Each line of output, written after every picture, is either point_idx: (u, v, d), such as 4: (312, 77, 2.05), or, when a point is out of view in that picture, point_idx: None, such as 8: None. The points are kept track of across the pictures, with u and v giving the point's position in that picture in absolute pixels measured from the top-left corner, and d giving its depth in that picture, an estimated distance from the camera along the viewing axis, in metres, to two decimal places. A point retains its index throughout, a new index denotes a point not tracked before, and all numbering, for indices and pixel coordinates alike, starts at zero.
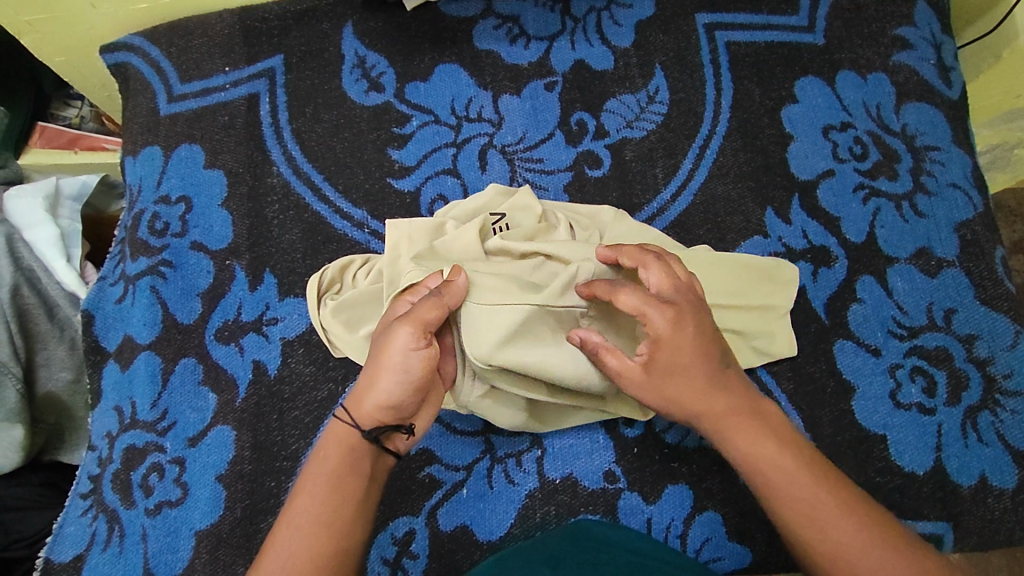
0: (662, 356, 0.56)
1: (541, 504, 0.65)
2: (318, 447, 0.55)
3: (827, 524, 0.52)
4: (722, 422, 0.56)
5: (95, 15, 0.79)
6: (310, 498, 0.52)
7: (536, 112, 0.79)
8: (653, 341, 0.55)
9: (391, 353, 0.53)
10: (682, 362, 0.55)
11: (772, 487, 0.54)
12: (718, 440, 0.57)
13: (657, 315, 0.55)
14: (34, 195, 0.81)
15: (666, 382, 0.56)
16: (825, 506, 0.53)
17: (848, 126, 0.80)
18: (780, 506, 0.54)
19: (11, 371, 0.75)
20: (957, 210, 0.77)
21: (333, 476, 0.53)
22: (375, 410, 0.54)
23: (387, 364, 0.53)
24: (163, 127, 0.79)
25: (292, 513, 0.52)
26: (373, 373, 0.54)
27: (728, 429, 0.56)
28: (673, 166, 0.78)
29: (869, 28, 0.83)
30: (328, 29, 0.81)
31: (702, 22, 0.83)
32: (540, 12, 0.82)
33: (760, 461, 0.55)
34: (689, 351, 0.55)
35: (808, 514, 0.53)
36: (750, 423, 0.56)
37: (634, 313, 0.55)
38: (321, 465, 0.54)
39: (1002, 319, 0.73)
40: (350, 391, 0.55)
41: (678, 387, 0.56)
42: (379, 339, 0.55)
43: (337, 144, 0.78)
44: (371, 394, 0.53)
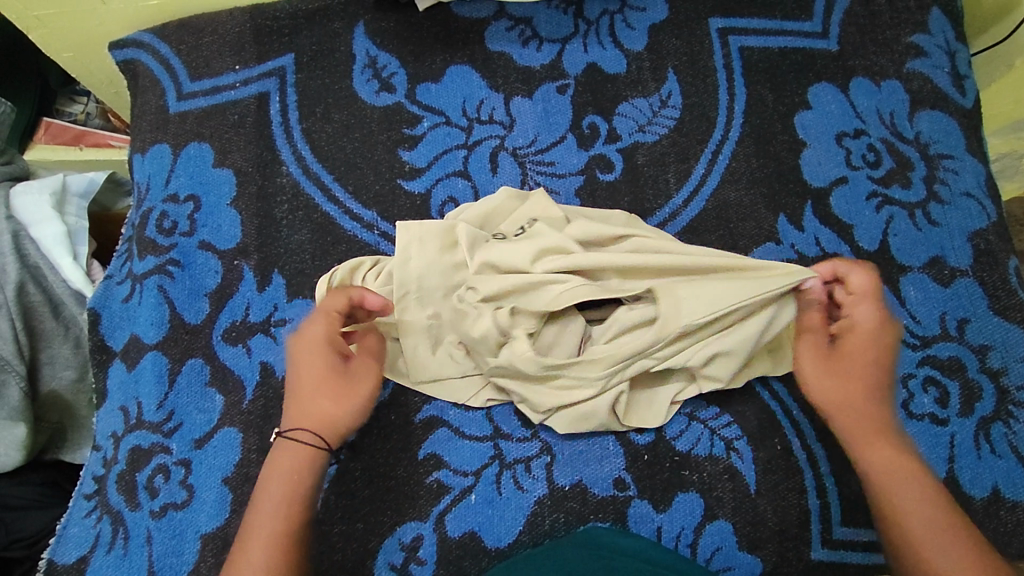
0: (849, 341, 0.64)
1: (550, 511, 0.64)
2: (268, 466, 0.60)
3: (942, 547, 0.54)
4: (861, 432, 0.61)
5: (105, 11, 0.78)
6: (266, 512, 0.57)
7: (548, 115, 0.79)
8: (857, 320, 0.64)
9: (353, 369, 0.63)
10: (874, 350, 0.63)
11: (898, 502, 0.57)
12: (855, 450, 0.61)
13: (867, 309, 0.64)
14: (41, 191, 0.80)
15: (847, 362, 0.63)
16: (946, 534, 0.55)
17: (862, 133, 0.79)
18: (905, 525, 0.56)
19: (14, 369, 0.74)
20: (971, 219, 0.76)
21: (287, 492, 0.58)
22: (336, 423, 0.61)
23: (358, 378, 0.63)
24: (172, 125, 0.79)
25: (254, 527, 0.56)
26: (335, 391, 0.62)
27: (866, 440, 0.61)
28: (685, 171, 0.77)
29: (884, 34, 0.83)
30: (339, 29, 0.81)
31: (715, 27, 0.82)
32: (552, 15, 0.82)
33: (891, 475, 0.59)
34: (874, 347, 0.64)
35: (923, 533, 0.55)
36: (888, 442, 0.60)
37: (859, 293, 0.64)
38: (271, 486, 0.58)
39: (1015, 329, 0.72)
40: (311, 419, 0.61)
41: (858, 373, 0.63)
42: (337, 368, 0.62)
43: (347, 144, 0.77)
44: (341, 409, 0.62)
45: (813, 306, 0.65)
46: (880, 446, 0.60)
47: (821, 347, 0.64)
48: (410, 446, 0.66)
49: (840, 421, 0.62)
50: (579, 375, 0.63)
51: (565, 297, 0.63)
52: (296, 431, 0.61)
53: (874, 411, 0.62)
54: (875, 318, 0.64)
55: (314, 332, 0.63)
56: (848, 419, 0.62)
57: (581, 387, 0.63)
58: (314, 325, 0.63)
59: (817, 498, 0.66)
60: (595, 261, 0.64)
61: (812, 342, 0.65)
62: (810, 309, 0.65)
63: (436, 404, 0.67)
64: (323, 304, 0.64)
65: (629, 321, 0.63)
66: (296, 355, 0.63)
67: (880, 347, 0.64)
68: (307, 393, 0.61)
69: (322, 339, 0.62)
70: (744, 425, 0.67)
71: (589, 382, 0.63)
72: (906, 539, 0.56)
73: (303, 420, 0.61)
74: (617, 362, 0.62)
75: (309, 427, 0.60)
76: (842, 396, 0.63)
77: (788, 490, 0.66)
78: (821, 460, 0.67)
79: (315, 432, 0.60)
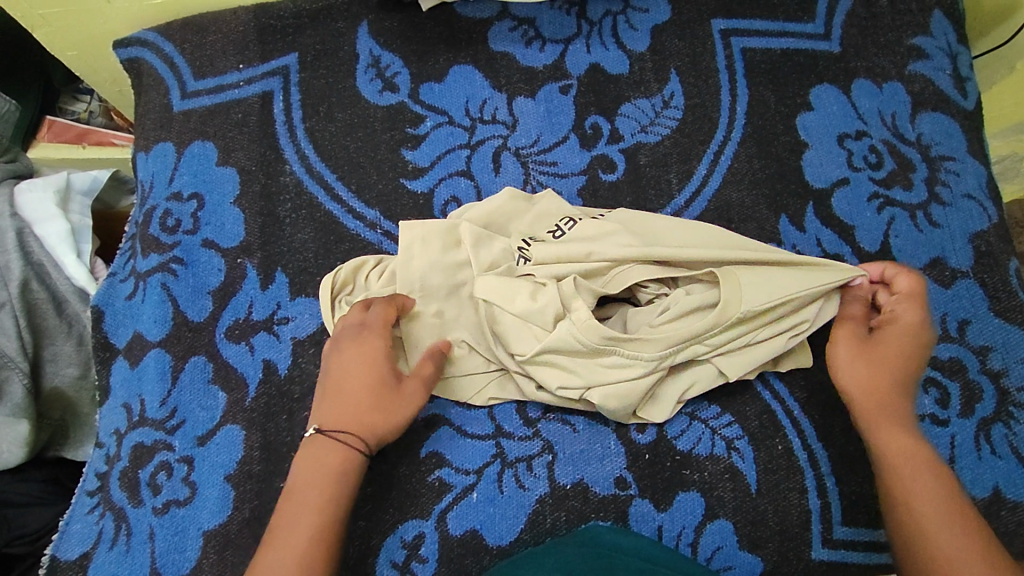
0: (888, 332, 0.65)
1: (552, 509, 0.64)
2: (302, 458, 0.60)
3: (941, 534, 0.56)
4: (880, 416, 0.62)
5: (110, 10, 0.79)
6: (306, 505, 0.57)
7: (551, 115, 0.79)
8: (900, 316, 0.65)
9: (400, 386, 0.63)
10: (912, 346, 0.65)
11: (903, 487, 0.59)
12: (869, 433, 0.63)
13: (914, 309, 0.66)
14: (45, 189, 0.81)
15: (887, 350, 0.64)
16: (946, 522, 0.56)
17: (863, 134, 0.79)
18: (906, 510, 0.58)
19: (17, 366, 0.75)
20: (972, 220, 0.77)
21: (326, 489, 0.58)
22: (378, 433, 0.61)
23: (404, 396, 0.62)
24: (176, 124, 0.79)
25: (290, 516, 0.57)
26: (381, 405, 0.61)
27: (882, 424, 0.62)
28: (687, 172, 0.77)
29: (886, 36, 0.83)
30: (342, 28, 0.81)
31: (718, 28, 0.82)
32: (555, 16, 0.82)
33: (898, 460, 0.60)
34: (912, 344, 0.65)
35: (923, 520, 0.57)
36: (901, 428, 0.62)
37: (907, 294, 0.66)
38: (308, 477, 0.59)
39: (1016, 331, 0.72)
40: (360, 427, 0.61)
41: (891, 361, 0.64)
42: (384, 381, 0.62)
43: (350, 143, 0.78)
44: (386, 422, 0.61)
45: (856, 300, 0.67)
46: (896, 431, 0.62)
47: (859, 334, 0.66)
48: (412, 444, 0.66)
49: (862, 405, 0.63)
50: (634, 353, 0.63)
51: (622, 281, 0.66)
52: (336, 433, 0.60)
53: (894, 399, 0.63)
54: (919, 319, 0.65)
55: (365, 343, 0.63)
56: (868, 402, 0.63)
57: (632, 366, 0.63)
58: (369, 338, 0.63)
59: (818, 497, 0.66)
60: (665, 248, 0.65)
61: (851, 328, 0.66)
62: (854, 300, 0.68)
63: (439, 402, 0.68)
64: (377, 318, 0.64)
65: (689, 304, 0.64)
66: (345, 363, 0.63)
67: (920, 343, 0.65)
68: (352, 401, 0.61)
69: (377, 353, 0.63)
70: (745, 425, 0.68)
71: (641, 361, 0.63)
72: (907, 523, 0.57)
73: (346, 425, 0.60)
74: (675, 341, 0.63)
75: (350, 433, 0.60)
76: (873, 382, 0.63)
77: (789, 490, 0.66)
78: (822, 460, 0.67)
79: (356, 438, 0.60)
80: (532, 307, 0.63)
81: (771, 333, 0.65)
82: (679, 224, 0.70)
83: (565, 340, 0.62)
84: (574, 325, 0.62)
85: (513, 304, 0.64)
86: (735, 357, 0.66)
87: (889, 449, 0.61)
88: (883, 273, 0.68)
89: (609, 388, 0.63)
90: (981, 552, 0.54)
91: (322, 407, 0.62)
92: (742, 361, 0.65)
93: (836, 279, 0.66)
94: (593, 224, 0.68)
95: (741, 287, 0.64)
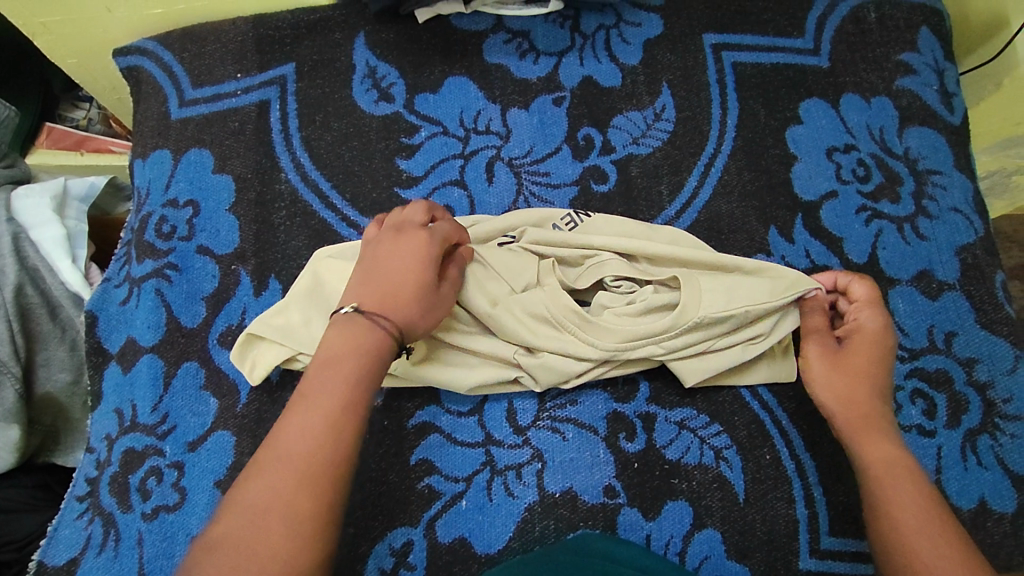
0: (854, 342, 0.66)
1: (541, 517, 0.65)
2: (338, 341, 0.56)
3: (919, 546, 0.55)
4: (861, 425, 0.63)
5: (110, 19, 0.80)
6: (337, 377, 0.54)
7: (544, 127, 0.80)
8: (859, 326, 0.66)
9: (440, 289, 0.61)
10: (875, 354, 0.65)
11: (885, 496, 0.59)
12: (850, 444, 0.63)
13: (874, 315, 0.66)
14: (41, 195, 0.81)
15: (852, 357, 0.65)
16: (928, 534, 0.56)
17: (852, 148, 0.81)
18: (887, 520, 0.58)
19: (10, 371, 0.75)
20: (959, 234, 0.78)
21: (354, 372, 0.54)
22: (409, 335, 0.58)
23: (439, 301, 0.60)
24: (173, 131, 0.80)
25: (324, 387, 0.53)
26: (423, 306, 0.59)
27: (864, 434, 0.63)
28: (678, 183, 0.78)
29: (874, 52, 0.85)
30: (340, 39, 0.82)
31: (709, 43, 0.84)
32: (549, 29, 0.83)
33: (880, 469, 0.61)
34: (876, 351, 0.65)
35: (903, 529, 0.57)
36: (883, 437, 0.63)
37: (868, 300, 0.67)
38: (345, 354, 0.55)
39: (1002, 343, 0.73)
40: (388, 312, 0.57)
41: (862, 371, 0.65)
42: (423, 278, 0.59)
43: (345, 152, 0.79)
44: (420, 321, 0.58)
45: (816, 312, 0.67)
46: (876, 440, 0.62)
47: (828, 347, 0.66)
48: (402, 451, 0.67)
49: (842, 416, 0.64)
50: (591, 337, 0.66)
51: (595, 273, 0.69)
52: (378, 316, 0.56)
53: (869, 405, 0.64)
54: (881, 323, 0.66)
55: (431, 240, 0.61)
56: (846, 412, 0.64)
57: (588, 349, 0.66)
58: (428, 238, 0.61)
59: (805, 507, 0.67)
60: (635, 246, 0.69)
61: (818, 343, 0.67)
62: (815, 312, 0.68)
63: (429, 409, 0.68)
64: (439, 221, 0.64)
65: (654, 300, 0.67)
66: (394, 256, 0.59)
67: (881, 341, 0.66)
68: (398, 290, 0.58)
69: (421, 254, 0.60)
70: (733, 435, 0.68)
71: (596, 347, 0.66)
72: (887, 533, 0.57)
73: (385, 310, 0.57)
74: (632, 335, 0.66)
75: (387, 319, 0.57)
76: (851, 392, 0.64)
77: (777, 500, 0.66)
78: (809, 470, 0.68)
79: (391, 325, 0.57)
80: (507, 274, 0.68)
81: (726, 343, 0.67)
82: (659, 229, 0.73)
83: (532, 302, 0.66)
84: (544, 294, 0.67)
85: (492, 267, 0.68)
86: (690, 363, 0.67)
87: (872, 458, 0.61)
88: (837, 282, 0.68)
89: (564, 350, 0.66)
90: (965, 559, 0.54)
91: (365, 296, 0.58)
92: (702, 367, 0.67)
93: (796, 290, 0.67)
94: (591, 227, 0.73)
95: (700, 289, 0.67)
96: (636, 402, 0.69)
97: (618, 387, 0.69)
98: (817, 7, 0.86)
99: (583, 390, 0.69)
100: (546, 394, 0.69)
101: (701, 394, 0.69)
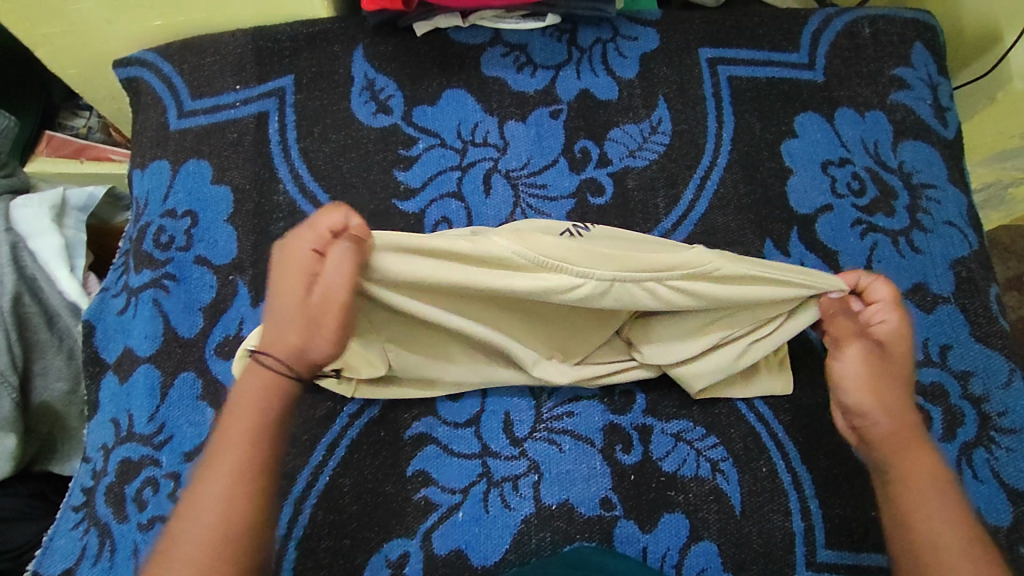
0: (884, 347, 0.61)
1: (537, 529, 0.65)
2: (241, 382, 0.55)
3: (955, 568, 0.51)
4: (904, 437, 0.58)
5: (110, 31, 0.80)
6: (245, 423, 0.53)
7: (542, 139, 0.81)
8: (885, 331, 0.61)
9: (315, 299, 0.55)
10: (903, 359, 0.61)
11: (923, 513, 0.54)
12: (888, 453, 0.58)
13: (893, 316, 0.62)
14: (41, 205, 0.82)
15: (888, 365, 0.61)
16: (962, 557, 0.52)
17: (847, 161, 0.81)
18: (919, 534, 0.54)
19: (7, 380, 0.75)
20: (953, 247, 0.78)
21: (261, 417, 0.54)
22: (303, 359, 0.55)
23: (325, 311, 0.55)
24: (172, 141, 0.80)
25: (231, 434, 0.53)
26: (301, 326, 0.55)
27: (906, 448, 0.58)
28: (674, 196, 0.79)
29: (868, 67, 0.86)
30: (338, 52, 0.83)
31: (705, 56, 0.85)
32: (546, 42, 0.84)
33: (921, 486, 0.56)
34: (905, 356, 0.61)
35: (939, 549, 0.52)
36: (924, 453, 0.58)
37: (885, 301, 0.63)
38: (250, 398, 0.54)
39: (997, 356, 0.74)
40: (269, 345, 0.55)
41: (896, 379, 0.60)
42: (293, 296, 0.55)
43: (344, 164, 0.79)
44: (308, 343, 0.55)
45: (845, 314, 0.64)
46: (918, 455, 0.57)
47: (869, 352, 0.61)
48: (398, 462, 0.67)
49: (884, 425, 0.59)
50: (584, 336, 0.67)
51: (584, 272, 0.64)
52: (264, 352, 0.55)
53: (908, 416, 0.59)
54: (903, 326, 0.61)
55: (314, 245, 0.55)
56: (890, 423, 0.58)
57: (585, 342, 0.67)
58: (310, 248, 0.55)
59: (802, 520, 0.66)
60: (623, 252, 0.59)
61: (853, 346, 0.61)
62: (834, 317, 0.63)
63: (425, 420, 0.68)
64: (321, 216, 0.56)
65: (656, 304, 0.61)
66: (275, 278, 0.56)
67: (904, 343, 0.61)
68: (282, 318, 0.55)
69: (292, 268, 0.55)
70: (729, 447, 0.68)
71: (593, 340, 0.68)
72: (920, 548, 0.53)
73: (270, 344, 0.55)
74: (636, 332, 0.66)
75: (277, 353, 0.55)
76: (889, 401, 0.59)
77: (773, 512, 0.66)
78: (805, 483, 0.68)
79: (281, 359, 0.55)
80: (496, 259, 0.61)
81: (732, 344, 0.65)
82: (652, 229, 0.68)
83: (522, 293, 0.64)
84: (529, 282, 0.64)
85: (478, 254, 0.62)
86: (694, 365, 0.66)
87: (914, 471, 0.56)
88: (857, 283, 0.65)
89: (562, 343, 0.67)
90: None
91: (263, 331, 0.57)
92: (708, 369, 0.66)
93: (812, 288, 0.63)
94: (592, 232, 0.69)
95: (716, 294, 0.61)
96: (632, 413, 0.69)
97: (614, 399, 0.69)
98: (811, 22, 0.87)
99: (579, 401, 0.69)
100: (543, 405, 0.69)
101: (696, 405, 0.69)
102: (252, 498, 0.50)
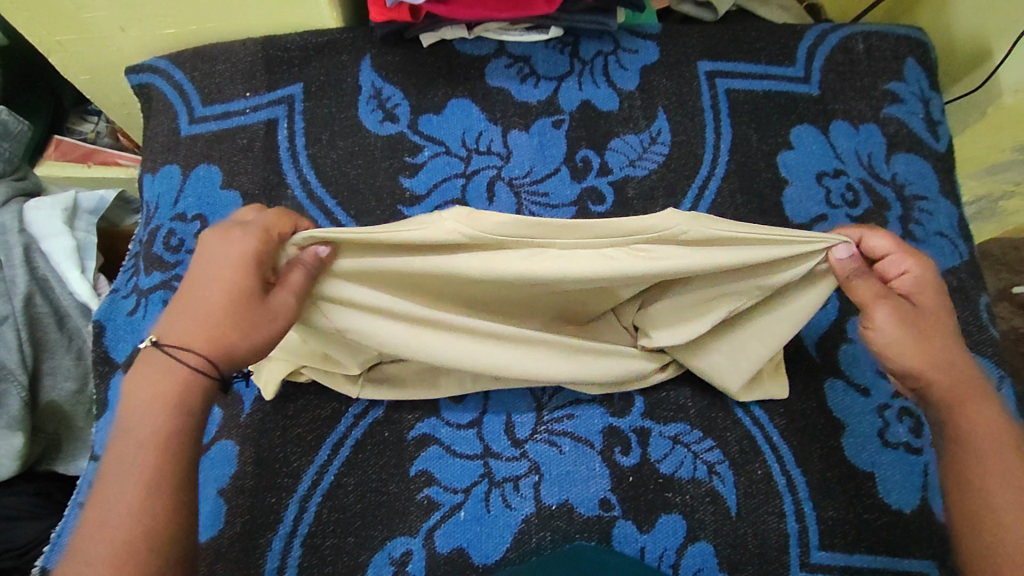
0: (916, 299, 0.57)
1: (538, 529, 0.66)
2: (136, 373, 0.51)
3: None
4: (964, 390, 0.57)
5: (123, 39, 0.82)
6: (142, 419, 0.49)
7: (544, 148, 0.83)
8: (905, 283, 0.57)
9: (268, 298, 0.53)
10: (939, 307, 0.57)
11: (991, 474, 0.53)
12: (949, 412, 0.57)
13: (910, 262, 0.57)
14: (53, 207, 0.83)
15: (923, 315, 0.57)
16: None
17: (841, 173, 0.83)
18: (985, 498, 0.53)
19: (16, 379, 0.76)
20: (944, 257, 0.80)
21: (165, 411, 0.49)
22: (226, 353, 0.51)
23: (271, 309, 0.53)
24: (183, 147, 0.82)
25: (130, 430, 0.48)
26: (240, 320, 0.51)
27: (966, 403, 0.56)
28: (673, 205, 0.81)
29: (862, 82, 0.88)
30: (346, 61, 0.85)
31: (704, 69, 0.87)
32: (549, 54, 0.87)
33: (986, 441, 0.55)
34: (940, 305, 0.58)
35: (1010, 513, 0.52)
36: (983, 404, 0.56)
37: (892, 249, 0.57)
38: (148, 389, 0.49)
39: (987, 363, 0.76)
40: (188, 338, 0.50)
41: (939, 328, 0.57)
42: (224, 288, 0.51)
43: (351, 170, 0.81)
44: (241, 340, 0.51)
45: (862, 275, 0.56)
46: (980, 407, 0.56)
47: (902, 309, 0.56)
48: (402, 462, 0.68)
49: (943, 383, 0.57)
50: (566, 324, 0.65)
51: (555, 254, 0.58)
52: (174, 345, 0.50)
53: (964, 365, 0.57)
54: (925, 269, 0.57)
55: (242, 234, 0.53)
56: (948, 381, 0.56)
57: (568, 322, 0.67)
58: (242, 237, 0.53)
59: (796, 522, 0.68)
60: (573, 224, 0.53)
61: (890, 309, 0.56)
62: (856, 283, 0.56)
63: (428, 422, 0.69)
64: (263, 219, 0.55)
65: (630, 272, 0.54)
66: (201, 270, 0.52)
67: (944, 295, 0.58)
68: (206, 310, 0.51)
69: (229, 261, 0.52)
70: (726, 450, 0.70)
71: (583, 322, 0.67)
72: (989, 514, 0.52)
73: (190, 341, 0.50)
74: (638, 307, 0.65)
75: (195, 343, 0.50)
76: (943, 356, 0.57)
77: (768, 514, 0.68)
78: (799, 486, 0.69)
79: (203, 355, 0.50)
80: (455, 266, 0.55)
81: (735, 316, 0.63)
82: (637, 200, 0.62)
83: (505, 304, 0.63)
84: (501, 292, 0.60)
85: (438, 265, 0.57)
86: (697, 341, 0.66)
87: (976, 428, 0.55)
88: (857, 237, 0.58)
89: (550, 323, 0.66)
90: None
91: (172, 321, 0.52)
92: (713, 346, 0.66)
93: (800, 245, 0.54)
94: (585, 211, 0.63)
95: (689, 260, 0.54)
96: (631, 416, 0.70)
97: (613, 402, 0.71)
98: (808, 37, 0.90)
99: (579, 404, 0.71)
100: (543, 407, 0.70)
101: (694, 408, 0.71)
102: (158, 502, 0.47)
